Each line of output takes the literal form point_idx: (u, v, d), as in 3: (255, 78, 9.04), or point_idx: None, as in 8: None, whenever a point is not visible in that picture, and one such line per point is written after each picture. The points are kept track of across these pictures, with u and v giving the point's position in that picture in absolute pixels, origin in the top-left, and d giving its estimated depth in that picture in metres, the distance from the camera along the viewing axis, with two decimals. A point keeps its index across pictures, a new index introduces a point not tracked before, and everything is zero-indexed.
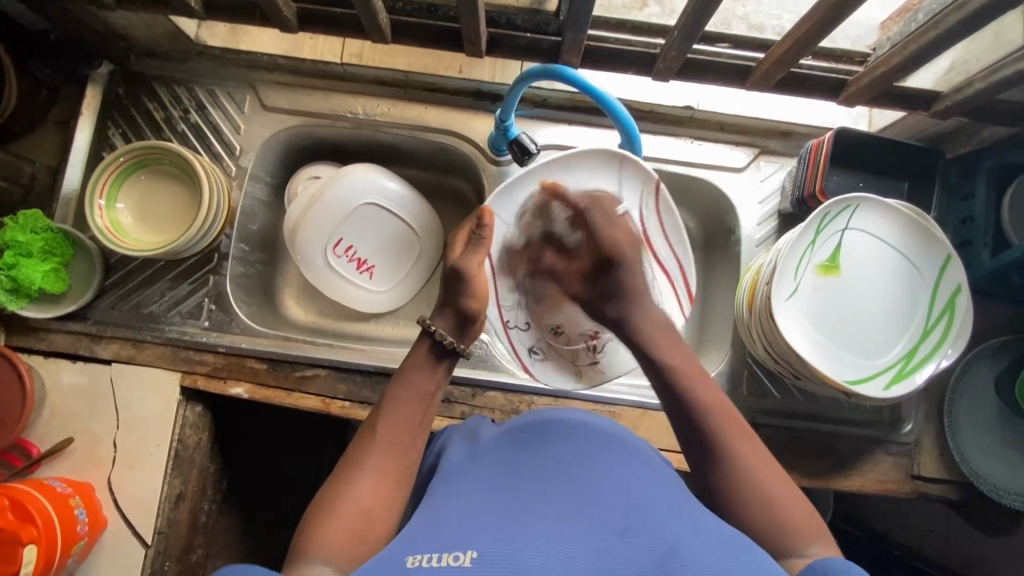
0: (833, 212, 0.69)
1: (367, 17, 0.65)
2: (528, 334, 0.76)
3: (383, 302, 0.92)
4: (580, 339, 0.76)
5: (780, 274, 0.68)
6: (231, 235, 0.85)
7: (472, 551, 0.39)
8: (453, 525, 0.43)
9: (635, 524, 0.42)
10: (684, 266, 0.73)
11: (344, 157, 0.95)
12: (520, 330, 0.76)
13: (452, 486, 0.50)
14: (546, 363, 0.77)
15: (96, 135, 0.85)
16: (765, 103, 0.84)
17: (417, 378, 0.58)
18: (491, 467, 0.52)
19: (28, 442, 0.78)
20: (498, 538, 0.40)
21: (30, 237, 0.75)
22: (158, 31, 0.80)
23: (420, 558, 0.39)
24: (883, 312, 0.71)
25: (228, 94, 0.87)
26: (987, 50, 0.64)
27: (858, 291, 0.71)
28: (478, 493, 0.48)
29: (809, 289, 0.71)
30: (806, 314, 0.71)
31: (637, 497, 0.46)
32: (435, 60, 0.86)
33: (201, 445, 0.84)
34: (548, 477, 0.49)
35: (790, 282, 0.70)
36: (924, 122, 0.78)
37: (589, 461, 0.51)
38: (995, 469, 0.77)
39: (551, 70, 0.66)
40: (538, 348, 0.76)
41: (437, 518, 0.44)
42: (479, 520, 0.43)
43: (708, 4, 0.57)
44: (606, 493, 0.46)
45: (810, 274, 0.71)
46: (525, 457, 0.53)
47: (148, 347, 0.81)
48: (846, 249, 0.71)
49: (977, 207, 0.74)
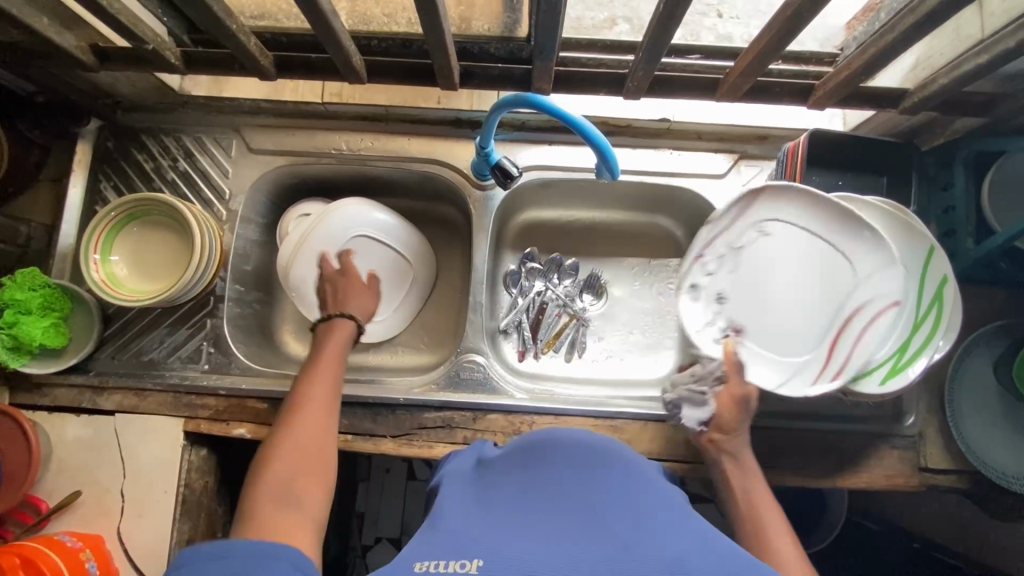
0: (767, 223, 0.71)
1: (341, 61, 0.66)
2: (731, 289, 0.74)
3: (387, 330, 0.93)
4: (720, 324, 0.73)
5: (696, 283, 0.73)
6: (226, 278, 0.87)
7: (478, 559, 0.41)
8: (459, 536, 0.44)
9: (643, 539, 0.42)
10: (835, 342, 0.69)
11: (334, 193, 0.96)
12: (723, 289, 0.74)
13: (460, 502, 0.51)
14: (734, 320, 0.73)
15: (89, 190, 0.88)
16: (739, 110, 0.85)
17: (325, 354, 0.74)
18: (504, 485, 0.52)
19: (37, 497, 0.78)
20: (506, 550, 0.42)
21: (29, 294, 0.76)
22: (143, 86, 0.82)
23: (428, 564, 0.41)
24: (849, 318, 0.69)
25: (214, 140, 0.89)
26: (948, 45, 0.66)
27: (817, 297, 0.71)
28: (492, 510, 0.49)
29: (749, 296, 0.73)
30: (745, 320, 0.73)
31: (647, 510, 0.46)
32: (413, 93, 0.87)
33: (208, 489, 0.84)
34: (555, 485, 0.50)
35: (717, 290, 0.74)
36: (895, 118, 0.79)
37: (598, 475, 0.51)
38: (1006, 456, 0.76)
39: (521, 98, 0.68)
40: (723, 299, 0.74)
41: (450, 531, 0.46)
42: (485, 533, 0.45)
43: (668, 25, 0.59)
44: (612, 507, 0.46)
45: (750, 282, 0.73)
46: (536, 467, 0.53)
47: (150, 394, 0.82)
48: (790, 258, 0.72)
49: (957, 195, 0.75)
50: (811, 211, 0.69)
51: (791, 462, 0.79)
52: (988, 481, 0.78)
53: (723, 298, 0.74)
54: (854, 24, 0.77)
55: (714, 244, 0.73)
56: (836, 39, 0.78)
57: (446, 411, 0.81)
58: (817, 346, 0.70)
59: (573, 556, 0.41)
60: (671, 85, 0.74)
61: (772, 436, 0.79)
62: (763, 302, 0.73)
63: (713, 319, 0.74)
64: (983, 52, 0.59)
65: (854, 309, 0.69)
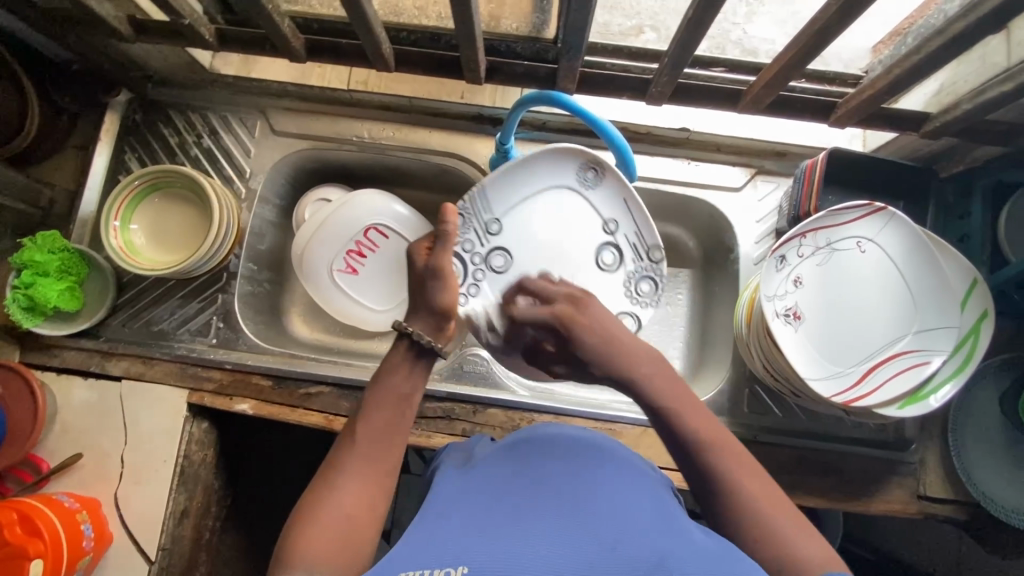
0: (867, 239, 0.70)
1: (371, 47, 0.67)
2: (802, 265, 0.71)
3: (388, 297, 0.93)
4: (783, 306, 0.70)
5: (787, 258, 0.69)
6: (240, 255, 0.88)
7: (463, 566, 0.40)
8: (443, 541, 0.43)
9: (628, 538, 0.43)
10: (858, 385, 0.68)
11: (352, 180, 0.98)
12: (801, 261, 0.71)
13: (443, 500, 0.51)
14: (791, 301, 0.71)
15: (114, 159, 0.89)
16: (760, 124, 0.86)
17: (397, 382, 0.58)
18: (489, 485, 0.53)
19: (38, 457, 0.79)
20: (486, 556, 0.41)
21: (47, 257, 0.78)
22: (174, 60, 0.84)
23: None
24: (889, 355, 0.69)
25: (239, 120, 0.90)
26: (973, 71, 0.66)
27: (871, 328, 0.70)
28: (477, 505, 0.49)
29: (815, 296, 0.71)
30: (802, 314, 0.71)
31: (632, 511, 0.47)
32: (438, 87, 0.89)
33: (206, 461, 0.85)
34: (544, 489, 0.50)
35: (797, 275, 0.71)
36: (916, 142, 0.79)
37: (581, 475, 0.52)
38: (1005, 490, 0.75)
39: (546, 96, 0.70)
40: (796, 280, 0.71)
41: (432, 530, 0.46)
42: (470, 534, 0.44)
43: (697, 31, 0.59)
44: (596, 505, 0.47)
45: (818, 290, 0.71)
46: (522, 470, 0.55)
47: (158, 364, 0.83)
48: (857, 279, 0.71)
49: (973, 225, 0.75)
50: (888, 240, 0.70)
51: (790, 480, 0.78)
52: (986, 514, 0.77)
53: (795, 282, 0.71)
54: (880, 48, 0.77)
55: (820, 219, 0.69)
56: (860, 62, 0.79)
57: (446, 403, 0.81)
58: (844, 379, 0.69)
59: (559, 554, 0.42)
60: (694, 94, 0.74)
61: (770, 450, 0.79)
62: (815, 311, 0.71)
63: (782, 303, 0.70)
64: (1007, 80, 0.60)
65: (886, 354, 0.69)
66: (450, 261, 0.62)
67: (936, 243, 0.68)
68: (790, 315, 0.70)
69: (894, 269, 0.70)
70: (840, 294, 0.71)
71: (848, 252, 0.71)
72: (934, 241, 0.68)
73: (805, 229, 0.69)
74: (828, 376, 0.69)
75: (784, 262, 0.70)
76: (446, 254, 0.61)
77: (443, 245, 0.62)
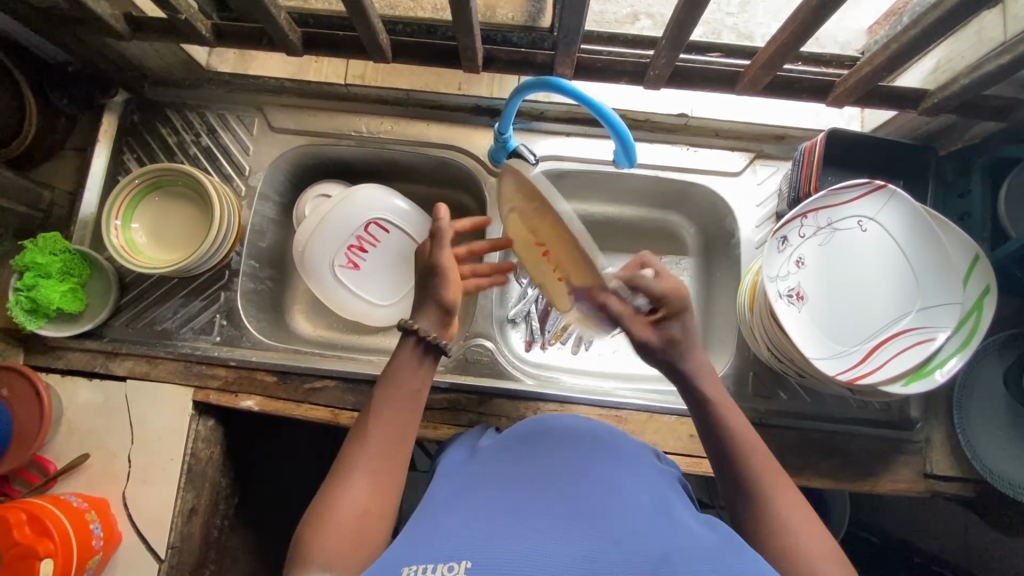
0: (868, 218, 0.71)
1: (368, 38, 0.67)
2: (804, 245, 0.71)
3: (388, 292, 0.93)
4: (787, 287, 0.70)
5: (788, 239, 0.70)
6: (241, 252, 0.88)
7: (467, 559, 0.39)
8: (447, 535, 0.43)
9: (633, 536, 0.42)
10: (862, 364, 0.68)
11: (351, 175, 0.98)
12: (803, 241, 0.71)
13: (449, 496, 0.51)
14: (795, 283, 0.71)
15: (112, 160, 0.89)
16: (757, 108, 0.85)
17: (405, 379, 0.58)
18: (497, 477, 0.53)
19: (45, 459, 0.79)
20: (491, 551, 0.40)
21: (49, 258, 0.78)
22: (172, 59, 0.84)
23: (417, 569, 0.39)
24: (892, 334, 0.69)
25: (237, 118, 0.90)
26: (969, 48, 0.66)
27: (875, 306, 0.70)
28: (482, 501, 0.48)
29: (817, 276, 0.72)
30: (805, 294, 0.71)
31: (635, 508, 0.46)
32: (435, 78, 0.88)
33: (213, 460, 0.86)
34: (548, 485, 0.50)
35: (799, 256, 0.71)
36: (914, 121, 0.79)
37: (582, 472, 0.52)
38: (1011, 466, 0.75)
39: (545, 82, 0.68)
40: (799, 259, 0.71)
41: (435, 525, 0.45)
42: (475, 528, 0.43)
43: (692, 13, 0.59)
44: (601, 503, 0.46)
45: (820, 270, 0.72)
46: (528, 462, 0.55)
47: (162, 362, 0.83)
48: (858, 258, 0.71)
49: (974, 202, 0.76)
50: (887, 218, 0.70)
51: (795, 462, 0.78)
52: (992, 491, 0.77)
53: (796, 263, 0.71)
54: (875, 29, 0.78)
55: (820, 199, 0.70)
56: (856, 43, 0.79)
57: (452, 394, 0.81)
58: (848, 359, 0.69)
59: (562, 549, 0.41)
60: (691, 79, 0.74)
61: (774, 433, 0.79)
62: (818, 292, 0.71)
63: (785, 284, 0.70)
64: (1003, 54, 0.60)
65: (890, 332, 0.69)
66: (449, 256, 0.62)
67: (937, 219, 0.68)
68: (793, 295, 0.71)
69: (895, 247, 0.70)
70: (841, 274, 0.72)
71: (848, 232, 0.71)
72: (934, 217, 0.68)
73: (805, 210, 0.70)
74: (832, 356, 0.69)
75: (786, 243, 0.70)
76: (446, 254, 0.61)
77: (440, 237, 0.61)
